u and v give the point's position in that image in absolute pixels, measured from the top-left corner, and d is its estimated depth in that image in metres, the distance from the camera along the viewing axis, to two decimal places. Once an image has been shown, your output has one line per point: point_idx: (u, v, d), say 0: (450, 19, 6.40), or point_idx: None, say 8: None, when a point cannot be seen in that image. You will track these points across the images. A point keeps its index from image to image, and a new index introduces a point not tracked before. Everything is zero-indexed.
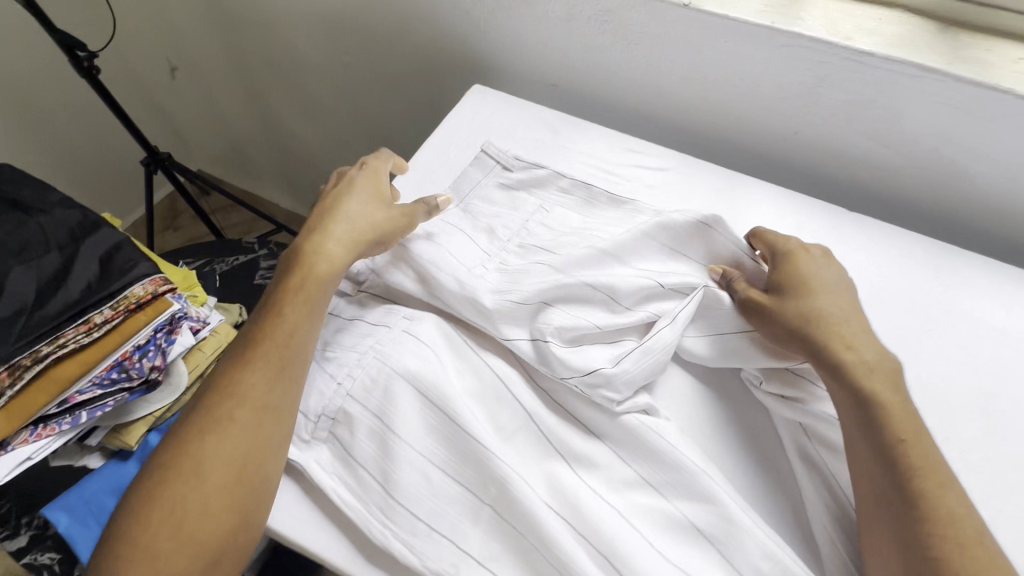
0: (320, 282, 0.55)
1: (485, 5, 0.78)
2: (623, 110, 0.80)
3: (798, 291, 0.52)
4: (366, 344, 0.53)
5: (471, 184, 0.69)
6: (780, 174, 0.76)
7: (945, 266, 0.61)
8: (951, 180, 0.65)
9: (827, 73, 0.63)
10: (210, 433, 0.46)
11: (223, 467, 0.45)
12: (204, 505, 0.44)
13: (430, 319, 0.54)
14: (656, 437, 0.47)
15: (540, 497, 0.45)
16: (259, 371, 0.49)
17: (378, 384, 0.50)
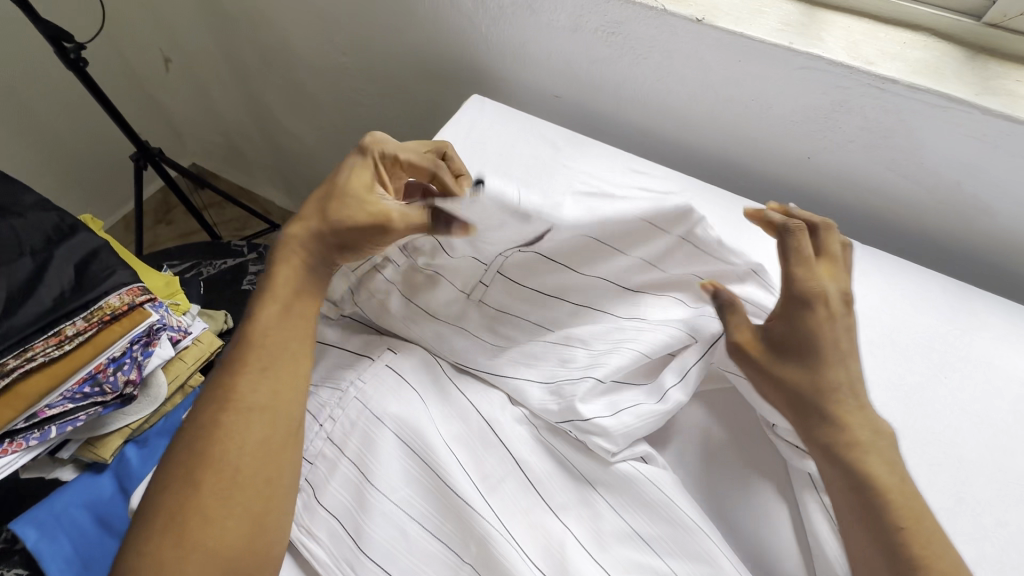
0: (308, 287, 0.52)
1: (487, 11, 0.75)
2: (628, 126, 0.77)
3: (811, 352, 0.46)
4: (345, 381, 0.50)
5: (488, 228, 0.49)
6: (790, 201, 0.73)
7: (962, 309, 0.58)
8: (972, 215, 0.62)
9: (845, 99, 0.59)
10: (205, 443, 0.43)
11: (215, 475, 0.42)
12: (203, 514, 0.41)
13: (417, 353, 0.52)
14: (652, 488, 0.44)
15: (524, 557, 0.42)
16: (244, 373, 0.46)
17: (357, 429, 0.47)
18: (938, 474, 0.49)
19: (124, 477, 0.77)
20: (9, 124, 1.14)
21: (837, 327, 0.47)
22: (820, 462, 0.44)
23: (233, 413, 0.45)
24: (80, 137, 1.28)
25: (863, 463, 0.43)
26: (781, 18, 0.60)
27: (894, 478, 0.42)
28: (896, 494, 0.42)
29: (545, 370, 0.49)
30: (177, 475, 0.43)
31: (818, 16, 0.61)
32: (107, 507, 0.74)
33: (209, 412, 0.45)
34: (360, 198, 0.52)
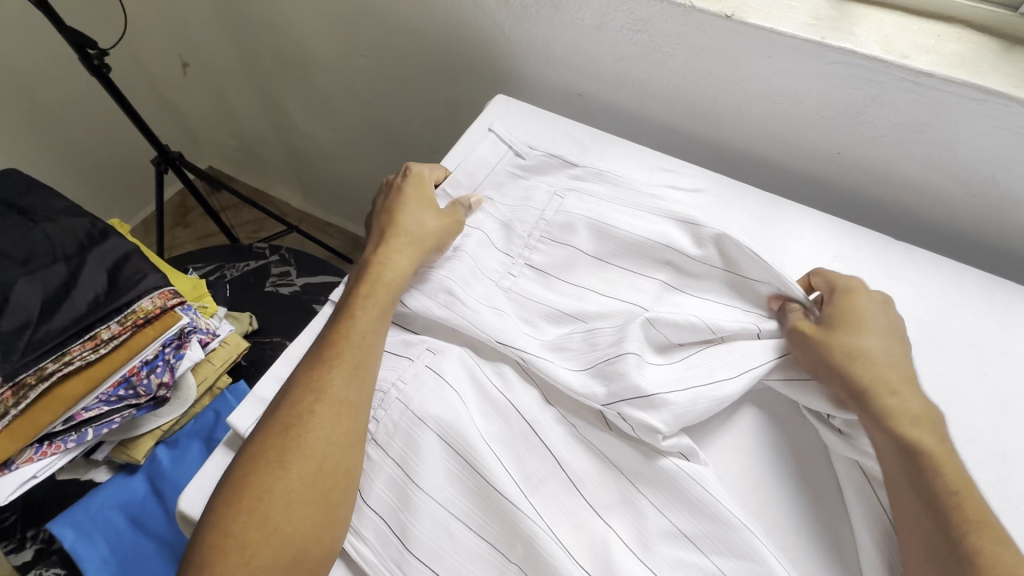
0: (389, 290, 0.55)
1: (510, 11, 0.75)
2: (652, 124, 0.77)
3: (849, 327, 0.50)
4: (386, 382, 0.51)
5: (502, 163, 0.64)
6: (818, 197, 0.72)
7: (1001, 305, 0.57)
8: (1007, 210, 0.61)
9: (878, 93, 0.59)
10: (296, 433, 0.46)
11: (303, 459, 0.45)
12: (291, 497, 0.44)
13: (453, 353, 0.52)
14: (696, 486, 0.44)
15: (570, 556, 0.43)
16: (337, 368, 0.49)
17: (400, 429, 0.48)
18: (981, 472, 0.48)
19: (157, 479, 0.78)
20: (32, 130, 1.15)
21: (873, 310, 0.52)
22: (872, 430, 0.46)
23: (325, 403, 0.48)
24: (100, 142, 1.30)
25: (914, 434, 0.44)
26: (812, 13, 0.60)
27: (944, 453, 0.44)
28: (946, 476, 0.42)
29: (579, 360, 0.51)
30: (268, 454, 0.45)
31: (849, 10, 0.61)
32: (140, 509, 0.75)
33: (296, 403, 0.48)
34: (418, 220, 0.60)
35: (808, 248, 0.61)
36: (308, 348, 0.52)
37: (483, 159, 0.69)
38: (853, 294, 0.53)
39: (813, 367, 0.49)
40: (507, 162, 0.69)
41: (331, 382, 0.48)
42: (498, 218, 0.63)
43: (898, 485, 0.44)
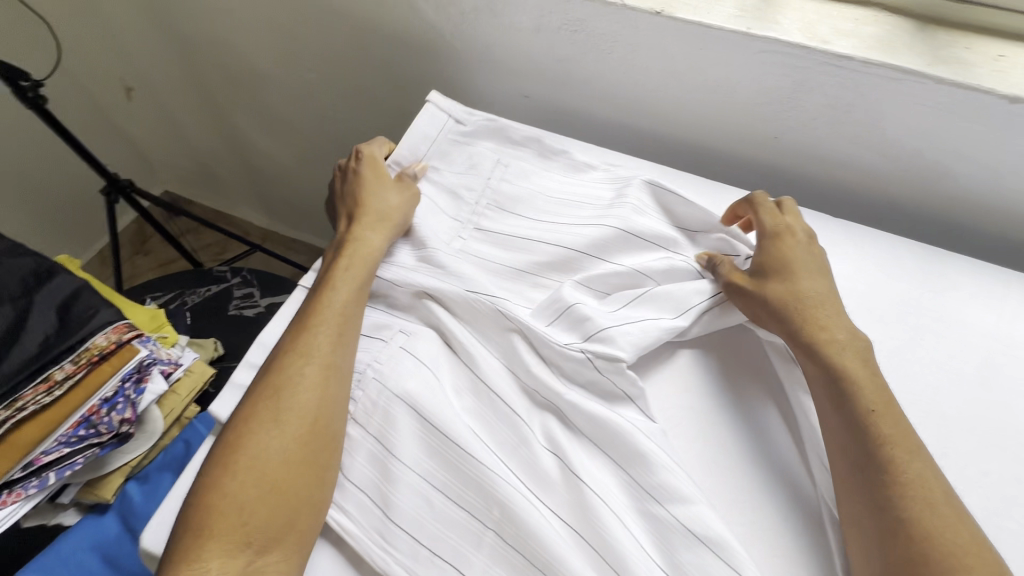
0: (366, 257, 0.57)
1: (449, 17, 0.75)
2: (598, 119, 0.78)
3: (780, 274, 0.53)
4: (361, 364, 0.51)
5: (428, 143, 0.68)
6: (761, 180, 0.74)
7: (932, 272, 0.60)
8: (934, 181, 0.64)
9: (805, 78, 0.61)
10: (285, 393, 0.47)
11: (295, 417, 0.46)
12: (284, 457, 0.44)
13: (426, 334, 0.52)
14: (644, 439, 0.47)
15: (546, 515, 0.44)
16: (321, 330, 0.50)
17: (378, 407, 0.48)
18: (922, 432, 0.51)
19: (129, 515, 0.76)
20: None
21: (803, 251, 0.55)
22: (810, 368, 0.49)
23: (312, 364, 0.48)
24: (45, 174, 1.25)
25: (842, 361, 0.47)
26: (738, 5, 0.62)
27: (868, 377, 0.47)
28: (865, 400, 0.45)
29: (544, 313, 0.54)
30: (258, 418, 0.46)
31: None
32: (112, 547, 0.74)
33: (284, 366, 0.49)
34: (383, 191, 0.62)
35: None
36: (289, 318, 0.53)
37: (425, 134, 0.68)
38: (784, 235, 0.55)
39: (759, 316, 0.53)
40: (449, 131, 0.69)
41: (317, 343, 0.49)
42: (444, 188, 0.65)
43: (831, 429, 0.46)
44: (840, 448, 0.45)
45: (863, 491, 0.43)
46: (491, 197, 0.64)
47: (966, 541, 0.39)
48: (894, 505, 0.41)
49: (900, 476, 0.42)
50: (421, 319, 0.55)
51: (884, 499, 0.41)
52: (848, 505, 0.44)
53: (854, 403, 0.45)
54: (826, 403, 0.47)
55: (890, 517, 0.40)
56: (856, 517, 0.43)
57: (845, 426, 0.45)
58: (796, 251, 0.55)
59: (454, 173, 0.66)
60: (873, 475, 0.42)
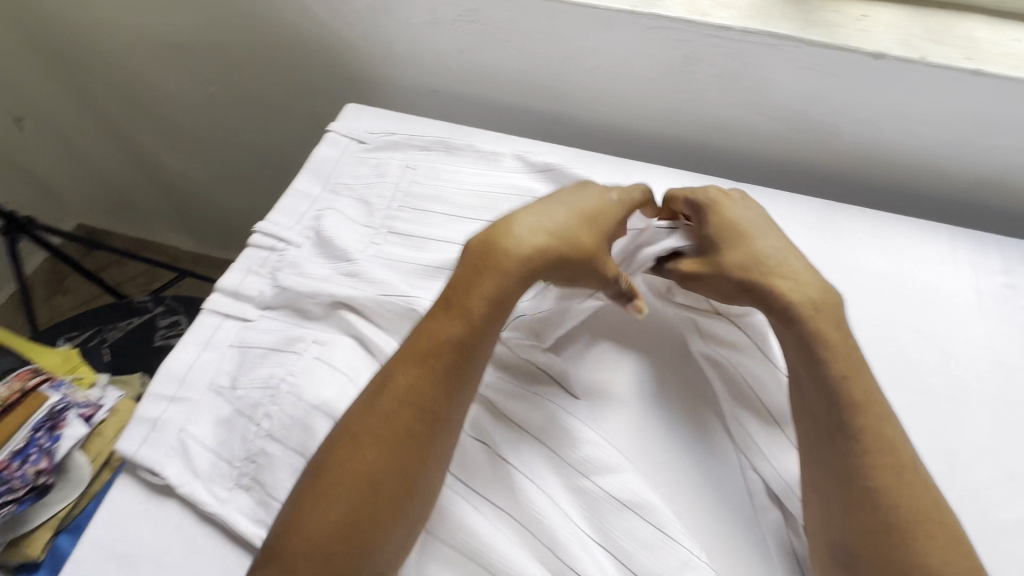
0: (508, 296, 0.45)
1: (346, 16, 0.74)
2: (509, 108, 0.78)
3: (733, 240, 0.51)
4: (276, 378, 0.48)
5: (330, 163, 0.67)
6: (671, 154, 0.77)
7: (827, 225, 0.64)
8: (824, 138, 0.68)
9: (692, 51, 0.63)
10: (383, 449, 0.41)
11: (394, 485, 0.40)
12: (375, 512, 0.39)
13: (342, 341, 0.51)
14: (569, 419, 0.48)
15: (476, 507, 0.45)
16: (437, 382, 0.42)
17: (296, 422, 0.46)
18: None
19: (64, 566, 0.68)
20: None
21: (743, 213, 0.53)
22: (783, 333, 0.47)
23: (423, 424, 0.41)
24: None
25: (817, 329, 0.45)
26: None
27: (842, 342, 0.45)
28: (838, 365, 0.44)
29: None
30: (355, 464, 0.40)
31: None
32: None
33: (389, 415, 0.41)
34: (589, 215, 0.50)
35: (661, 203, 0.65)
36: (409, 339, 0.45)
37: (325, 158, 0.67)
38: (718, 204, 0.54)
39: (726, 290, 0.50)
40: (351, 151, 0.68)
41: (430, 399, 0.42)
42: (355, 197, 0.63)
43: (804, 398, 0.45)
44: (808, 414, 0.44)
45: (832, 461, 0.42)
46: (404, 200, 0.62)
47: (924, 498, 0.40)
48: (860, 472, 0.41)
49: (871, 442, 0.42)
50: (337, 328, 0.53)
51: (853, 467, 0.41)
52: (810, 471, 0.43)
53: (828, 369, 0.44)
54: (801, 371, 0.45)
55: (857, 487, 0.41)
56: (818, 483, 0.43)
57: (818, 396, 0.44)
58: (740, 216, 0.53)
59: (364, 182, 0.64)
60: (842, 443, 0.42)
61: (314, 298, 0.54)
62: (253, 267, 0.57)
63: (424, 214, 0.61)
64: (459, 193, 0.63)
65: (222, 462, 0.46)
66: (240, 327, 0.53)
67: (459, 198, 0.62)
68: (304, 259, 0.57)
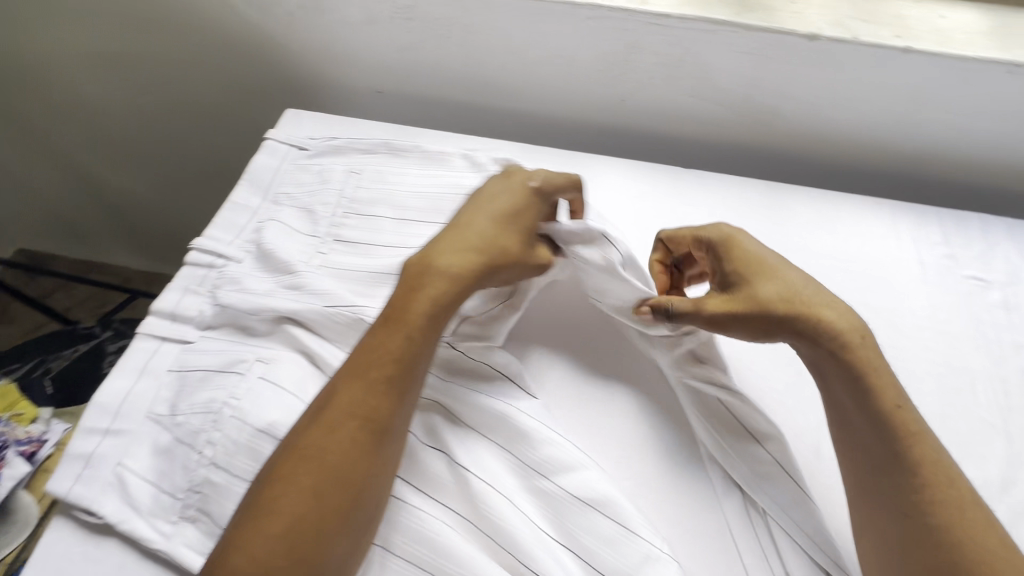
0: (448, 300, 0.44)
1: (280, 18, 0.71)
2: (457, 105, 0.77)
3: (760, 277, 0.46)
4: (218, 402, 0.46)
5: (271, 173, 0.64)
6: (622, 144, 0.77)
7: (775, 206, 0.65)
8: (768, 120, 0.69)
9: (634, 40, 0.63)
10: (327, 459, 0.38)
11: (340, 497, 0.37)
12: (321, 529, 0.36)
13: (288, 357, 0.49)
14: (524, 418, 0.46)
15: (434, 516, 0.43)
16: (379, 388, 0.40)
17: (240, 447, 0.44)
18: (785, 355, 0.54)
19: None
20: None
21: (759, 246, 0.48)
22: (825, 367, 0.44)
23: (368, 433, 0.39)
24: None
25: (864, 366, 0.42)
26: None
27: (886, 373, 0.43)
28: (888, 398, 0.42)
29: None
30: (298, 482, 0.37)
31: None
32: None
33: (333, 424, 0.39)
34: (518, 212, 0.49)
35: (612, 194, 0.64)
36: (352, 351, 0.43)
37: (266, 168, 0.64)
38: (737, 238, 0.49)
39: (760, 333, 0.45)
40: (292, 158, 0.65)
41: (373, 405, 0.40)
42: (298, 206, 0.61)
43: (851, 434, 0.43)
44: (857, 452, 0.42)
45: (889, 497, 0.40)
46: (348, 207, 0.60)
47: (984, 523, 0.38)
48: (923, 509, 0.39)
49: (930, 476, 0.39)
50: (282, 343, 0.51)
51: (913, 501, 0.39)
52: (861, 506, 0.41)
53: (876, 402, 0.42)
54: (852, 410, 0.43)
55: (918, 523, 0.38)
56: (876, 523, 0.40)
57: (869, 431, 0.41)
58: (764, 252, 0.48)
59: (306, 191, 0.62)
60: (900, 478, 0.40)
61: (256, 315, 0.51)
62: (191, 287, 0.54)
63: (371, 220, 0.59)
64: (406, 195, 0.61)
65: (164, 495, 0.44)
66: (179, 350, 0.51)
67: (406, 201, 0.61)
68: (244, 274, 0.54)
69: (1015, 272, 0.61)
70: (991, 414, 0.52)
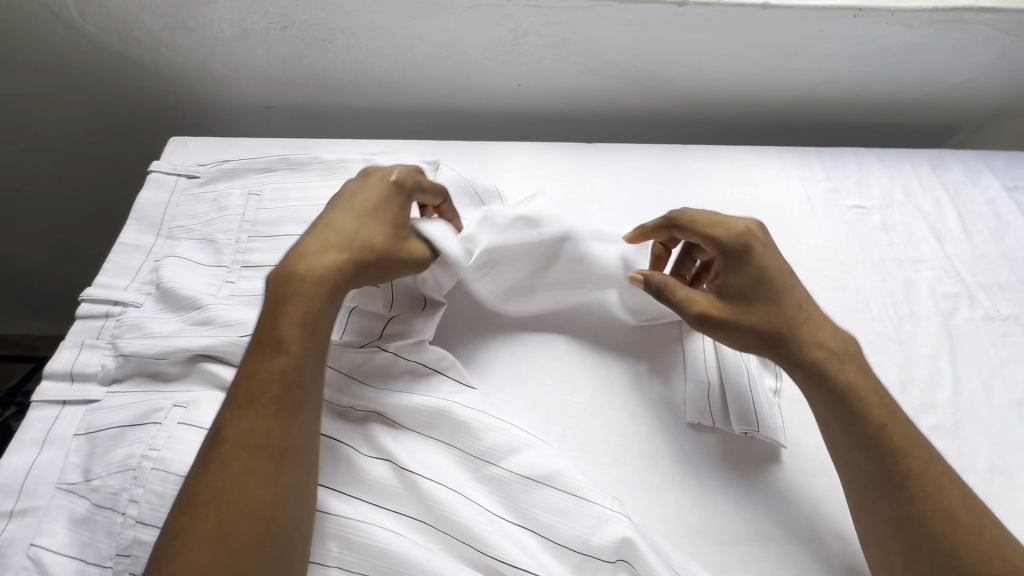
0: (322, 304, 0.42)
1: (143, 40, 0.66)
2: (356, 108, 0.75)
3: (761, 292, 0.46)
4: (135, 457, 0.43)
5: (161, 207, 0.60)
6: (528, 127, 0.79)
7: (676, 167, 0.68)
8: (658, 86, 0.72)
9: (517, 24, 0.63)
10: (227, 494, 0.36)
11: (250, 527, 0.35)
12: (235, 572, 0.34)
13: (208, 396, 0.46)
14: (462, 411, 0.46)
15: (387, 527, 0.42)
16: (268, 409, 0.38)
17: (167, 498, 0.41)
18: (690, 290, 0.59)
19: None
20: None
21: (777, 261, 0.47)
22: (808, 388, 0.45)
23: (265, 455, 0.37)
24: None
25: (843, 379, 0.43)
26: None
27: (870, 389, 0.43)
28: (871, 419, 0.41)
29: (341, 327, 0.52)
30: (200, 528, 0.35)
31: None
32: None
33: (225, 457, 0.37)
34: (377, 211, 0.48)
35: (522, 177, 0.65)
36: (232, 381, 0.40)
37: (155, 202, 0.60)
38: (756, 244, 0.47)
39: (749, 345, 0.46)
40: (183, 188, 0.62)
41: (266, 428, 0.38)
42: (197, 237, 0.58)
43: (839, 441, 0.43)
44: (850, 466, 0.42)
45: (881, 518, 0.39)
46: (252, 230, 0.58)
47: (956, 491, 0.39)
48: (919, 521, 0.38)
49: (920, 482, 0.39)
50: (200, 383, 0.48)
51: (905, 515, 0.38)
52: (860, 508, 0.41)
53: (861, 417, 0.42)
54: (838, 435, 0.43)
55: (917, 531, 0.38)
56: (865, 523, 0.41)
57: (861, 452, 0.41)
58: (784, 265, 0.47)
59: (204, 220, 0.59)
60: (891, 495, 0.39)
61: (166, 358, 0.48)
62: (87, 341, 0.50)
63: (279, 240, 0.57)
64: (312, 209, 0.59)
65: (90, 566, 0.40)
66: (85, 412, 0.47)
67: (312, 215, 0.59)
68: (146, 318, 0.51)
69: (887, 196, 0.68)
70: (885, 325, 0.57)
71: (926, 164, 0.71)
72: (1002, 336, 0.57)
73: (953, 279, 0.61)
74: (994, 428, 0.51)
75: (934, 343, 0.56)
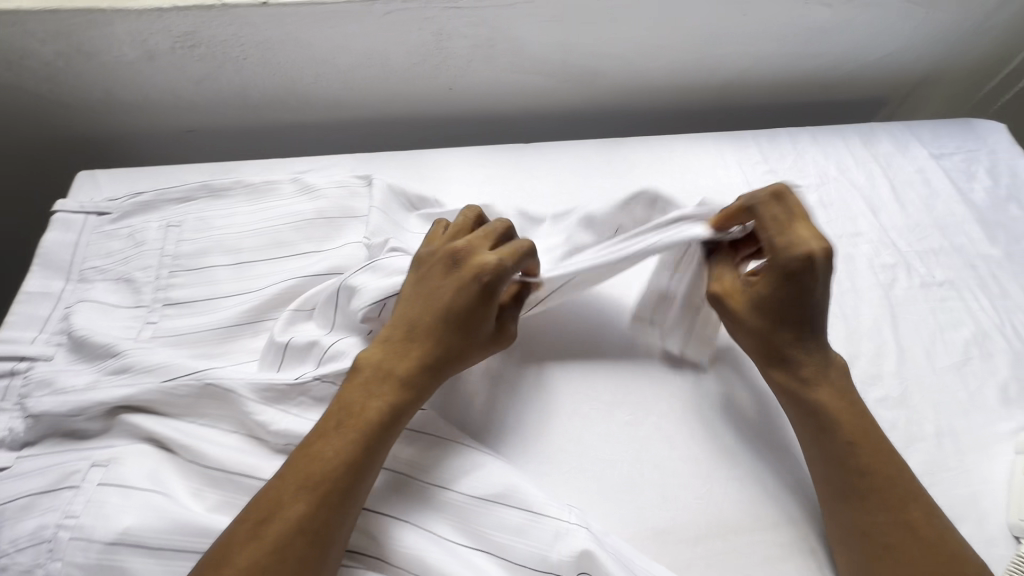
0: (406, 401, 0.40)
1: (37, 71, 0.62)
2: (283, 124, 0.72)
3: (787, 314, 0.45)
4: (50, 528, 0.39)
5: (71, 248, 0.56)
6: (466, 130, 0.77)
7: (615, 161, 0.68)
8: (591, 81, 0.71)
9: (439, 28, 0.61)
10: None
11: None
12: None
13: (130, 449, 0.43)
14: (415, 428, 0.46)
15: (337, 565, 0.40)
16: (332, 496, 0.36)
17: (86, 569, 0.37)
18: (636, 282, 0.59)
19: None
20: None
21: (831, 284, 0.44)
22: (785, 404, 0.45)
23: (318, 544, 0.34)
24: None
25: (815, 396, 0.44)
26: None
27: (842, 405, 0.43)
28: (841, 434, 0.42)
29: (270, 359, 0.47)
30: None
31: None
32: None
33: (273, 538, 0.34)
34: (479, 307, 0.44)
35: (460, 184, 0.64)
36: (297, 453, 0.37)
37: (63, 243, 0.56)
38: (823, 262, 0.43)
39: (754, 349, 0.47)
40: (95, 226, 0.57)
41: (325, 515, 0.35)
42: (113, 277, 0.54)
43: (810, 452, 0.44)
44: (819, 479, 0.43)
45: (848, 526, 0.40)
46: (173, 264, 0.54)
47: (913, 496, 0.40)
48: (878, 529, 0.39)
49: (884, 496, 0.40)
50: (122, 436, 0.44)
51: (869, 524, 0.39)
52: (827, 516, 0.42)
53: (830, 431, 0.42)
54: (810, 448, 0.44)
55: (876, 540, 0.39)
56: (831, 530, 0.42)
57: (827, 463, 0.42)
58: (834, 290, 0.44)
59: (120, 257, 0.55)
60: (856, 504, 0.40)
61: (80, 414, 0.44)
62: None
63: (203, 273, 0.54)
64: (238, 237, 0.56)
65: None
66: None
67: (237, 243, 0.55)
68: (58, 372, 0.47)
69: (823, 173, 0.69)
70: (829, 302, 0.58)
71: (857, 139, 0.73)
72: (940, 302, 0.58)
73: (890, 250, 0.62)
74: (938, 393, 0.52)
75: (877, 315, 0.57)
